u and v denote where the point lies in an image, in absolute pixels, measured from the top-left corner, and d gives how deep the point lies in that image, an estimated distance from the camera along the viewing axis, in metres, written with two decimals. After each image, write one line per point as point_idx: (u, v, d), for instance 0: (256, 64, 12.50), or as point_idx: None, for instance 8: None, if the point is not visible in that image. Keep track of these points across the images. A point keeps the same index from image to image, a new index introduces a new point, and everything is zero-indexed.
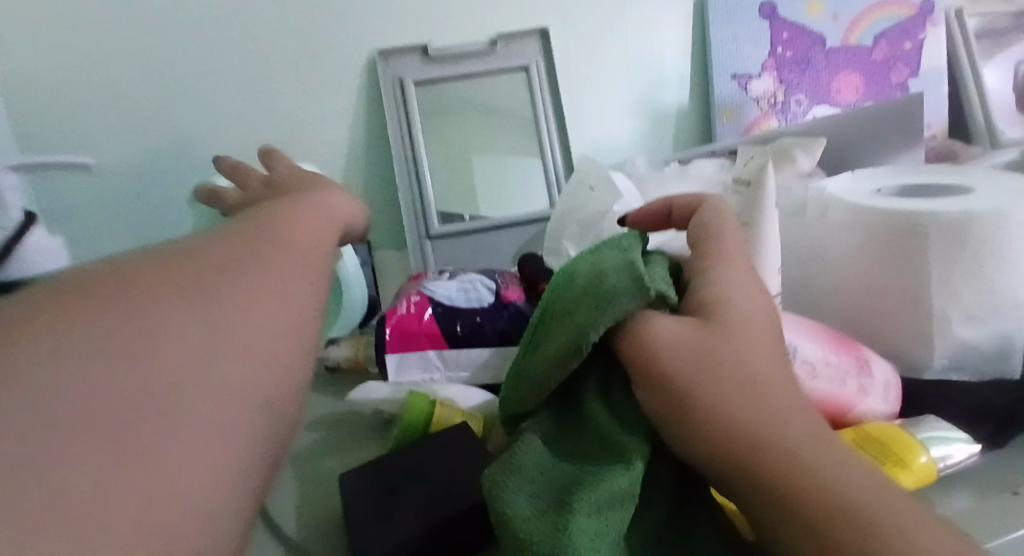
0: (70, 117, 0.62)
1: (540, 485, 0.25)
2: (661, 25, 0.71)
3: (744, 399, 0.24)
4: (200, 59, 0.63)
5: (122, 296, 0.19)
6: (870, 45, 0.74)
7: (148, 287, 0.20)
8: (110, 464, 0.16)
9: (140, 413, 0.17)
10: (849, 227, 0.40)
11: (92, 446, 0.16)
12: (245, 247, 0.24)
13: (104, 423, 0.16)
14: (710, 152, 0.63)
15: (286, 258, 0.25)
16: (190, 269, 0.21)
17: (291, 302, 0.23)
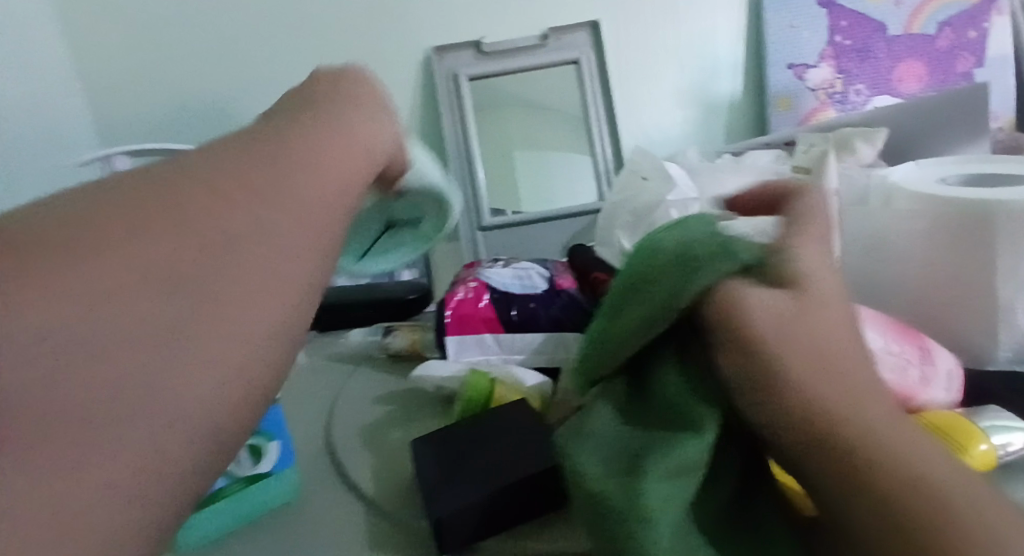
0: (151, 115, 0.67)
1: (613, 449, 0.26)
2: (715, 17, 0.71)
3: (826, 381, 0.24)
4: (266, 58, 0.67)
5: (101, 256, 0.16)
6: (932, 33, 0.72)
7: (115, 242, 0.17)
8: (50, 471, 0.14)
9: (121, 348, 0.16)
10: (913, 215, 0.39)
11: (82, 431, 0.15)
12: (306, 150, 0.22)
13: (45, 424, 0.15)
14: (765, 143, 0.63)
15: (343, 171, 0.23)
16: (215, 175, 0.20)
17: (302, 256, 0.20)
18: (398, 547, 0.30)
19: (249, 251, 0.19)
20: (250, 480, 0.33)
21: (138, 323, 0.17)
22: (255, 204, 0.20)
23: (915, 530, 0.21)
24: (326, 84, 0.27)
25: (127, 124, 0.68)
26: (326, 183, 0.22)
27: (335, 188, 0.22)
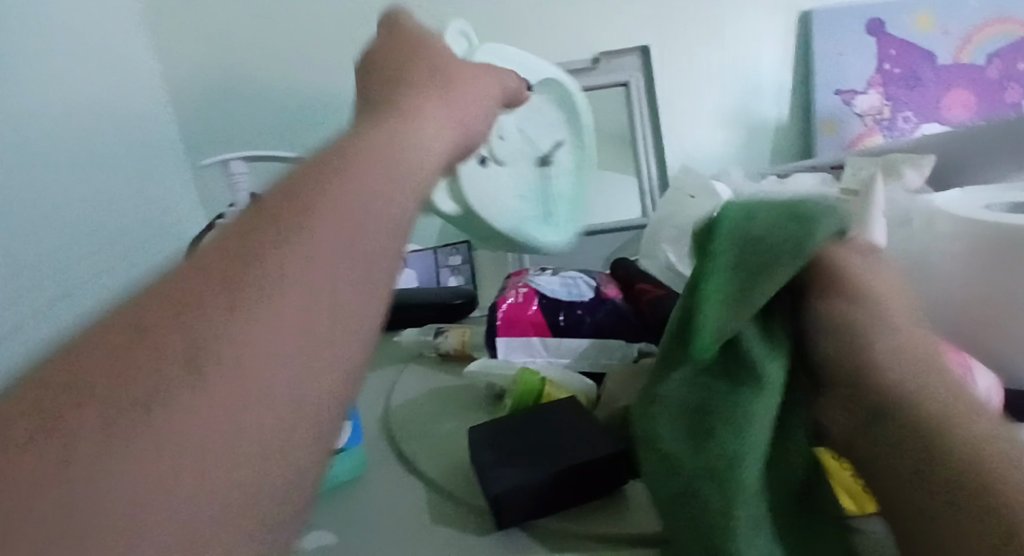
0: (229, 125, 0.73)
1: (678, 412, 0.32)
2: (763, 43, 0.73)
3: (887, 346, 0.29)
4: (336, 76, 0.72)
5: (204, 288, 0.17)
6: (983, 63, 0.73)
7: (218, 272, 0.17)
8: (201, 465, 0.14)
9: (229, 345, 0.16)
10: (957, 239, 0.41)
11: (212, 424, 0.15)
12: (375, 146, 0.24)
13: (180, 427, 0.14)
14: (810, 166, 0.64)
15: (406, 159, 0.25)
16: (298, 183, 0.21)
17: (365, 221, 0.21)
18: (458, 522, 0.33)
19: (322, 226, 0.19)
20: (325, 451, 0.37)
21: (243, 320, 0.17)
22: (327, 187, 0.21)
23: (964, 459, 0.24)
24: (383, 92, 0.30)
25: (210, 136, 0.75)
26: (387, 167, 0.23)
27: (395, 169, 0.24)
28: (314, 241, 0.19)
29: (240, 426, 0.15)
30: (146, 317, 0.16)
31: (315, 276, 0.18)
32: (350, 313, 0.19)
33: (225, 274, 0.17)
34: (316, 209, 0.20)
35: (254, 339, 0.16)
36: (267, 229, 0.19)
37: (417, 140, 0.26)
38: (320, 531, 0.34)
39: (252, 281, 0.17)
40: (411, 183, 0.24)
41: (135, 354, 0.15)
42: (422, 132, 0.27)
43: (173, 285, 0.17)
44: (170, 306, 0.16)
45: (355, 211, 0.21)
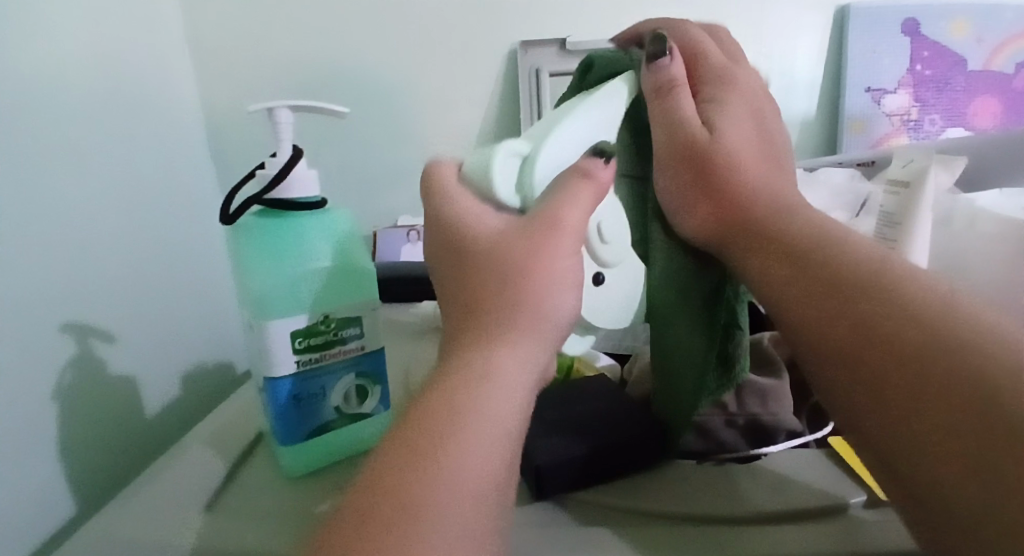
0: (248, 78, 0.70)
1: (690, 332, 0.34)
2: (798, 37, 0.72)
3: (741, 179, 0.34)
4: (360, 40, 0.69)
5: (426, 420, 0.24)
6: (1012, 72, 0.73)
7: (432, 411, 0.24)
8: (468, 524, 0.21)
9: (455, 451, 0.23)
10: (1002, 238, 0.41)
11: (461, 494, 0.22)
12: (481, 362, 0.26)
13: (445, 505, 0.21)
14: (838, 162, 0.61)
15: (515, 351, 0.26)
16: (467, 322, 0.28)
17: (522, 339, 0.27)
18: None
19: (490, 353, 0.26)
20: (352, 416, 0.36)
21: (456, 433, 0.23)
22: (487, 319, 0.27)
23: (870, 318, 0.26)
24: (460, 267, 0.29)
25: (225, 83, 0.70)
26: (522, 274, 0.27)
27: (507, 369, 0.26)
28: (467, 413, 0.24)
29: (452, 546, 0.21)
30: (385, 474, 0.22)
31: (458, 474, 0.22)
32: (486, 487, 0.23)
33: (393, 481, 0.22)
34: (441, 431, 0.23)
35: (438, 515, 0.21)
36: (461, 369, 0.26)
37: (512, 327, 0.27)
38: None
39: (450, 403, 0.24)
40: (555, 282, 0.28)
41: (374, 509, 0.21)
42: (526, 329, 0.27)
43: (407, 422, 0.24)
44: (384, 471, 0.22)
45: (478, 419, 0.24)
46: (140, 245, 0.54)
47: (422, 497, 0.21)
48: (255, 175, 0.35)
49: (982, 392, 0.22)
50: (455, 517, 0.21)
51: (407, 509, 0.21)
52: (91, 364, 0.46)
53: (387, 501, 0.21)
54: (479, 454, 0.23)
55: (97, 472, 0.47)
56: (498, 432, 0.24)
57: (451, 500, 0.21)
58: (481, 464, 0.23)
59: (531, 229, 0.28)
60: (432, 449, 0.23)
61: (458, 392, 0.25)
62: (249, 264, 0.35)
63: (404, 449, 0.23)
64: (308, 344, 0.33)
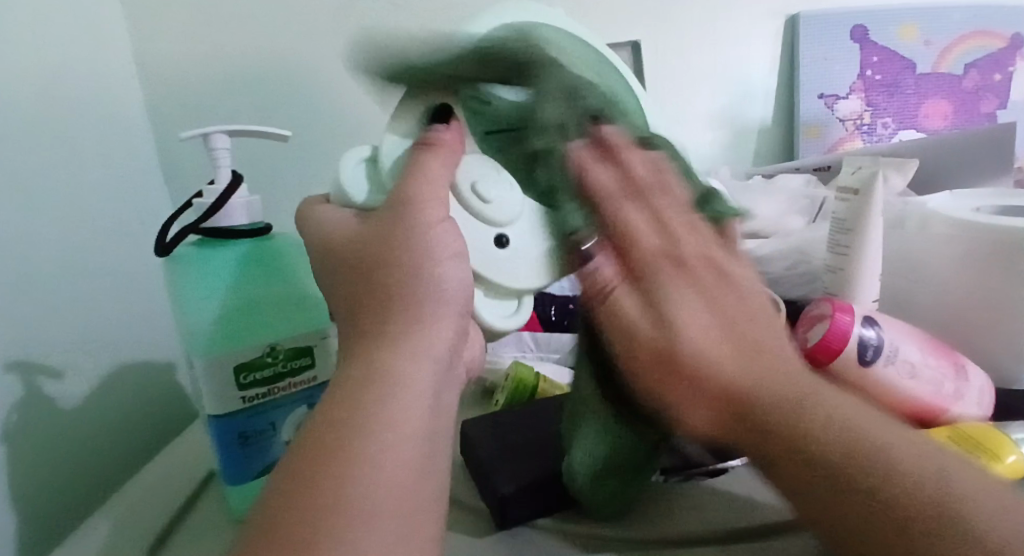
0: (200, 99, 0.68)
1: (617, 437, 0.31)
2: (751, 45, 0.73)
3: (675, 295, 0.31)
4: (315, 58, 0.67)
5: (331, 414, 0.23)
6: (959, 74, 0.75)
7: (336, 404, 0.24)
8: (392, 505, 0.22)
9: (363, 439, 0.23)
10: (952, 240, 0.41)
11: (376, 478, 0.22)
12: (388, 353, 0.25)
13: (365, 498, 0.21)
14: (795, 167, 0.61)
15: (408, 326, 0.26)
16: (357, 307, 0.27)
17: (412, 308, 0.27)
18: (463, 525, 0.32)
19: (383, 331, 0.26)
20: None
21: (360, 420, 0.23)
22: (377, 300, 0.27)
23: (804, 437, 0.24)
24: (357, 262, 0.28)
25: (177, 104, 0.68)
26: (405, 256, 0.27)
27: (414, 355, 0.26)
28: (369, 397, 0.24)
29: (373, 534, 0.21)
30: (297, 476, 0.22)
31: (377, 469, 0.22)
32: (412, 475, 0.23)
33: (308, 490, 0.21)
34: (347, 423, 0.23)
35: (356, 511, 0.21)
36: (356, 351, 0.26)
37: (407, 304, 0.27)
38: None
39: (349, 389, 0.24)
40: (439, 248, 0.28)
41: (289, 516, 0.20)
42: (418, 301, 0.27)
43: (312, 419, 0.24)
44: (297, 472, 0.22)
45: (381, 398, 0.24)
46: (89, 277, 0.52)
47: (337, 493, 0.21)
48: (193, 203, 0.34)
49: (897, 491, 0.22)
50: (376, 509, 0.21)
51: (320, 506, 0.21)
52: (35, 407, 0.44)
53: (301, 503, 0.21)
54: (388, 432, 0.23)
55: (45, 520, 0.44)
56: (407, 405, 0.24)
57: (370, 492, 0.22)
58: (393, 444, 0.23)
59: (406, 205, 0.28)
60: (339, 440, 0.23)
61: (355, 377, 0.25)
62: (193, 296, 0.34)
63: (313, 448, 0.23)
64: (254, 379, 0.32)
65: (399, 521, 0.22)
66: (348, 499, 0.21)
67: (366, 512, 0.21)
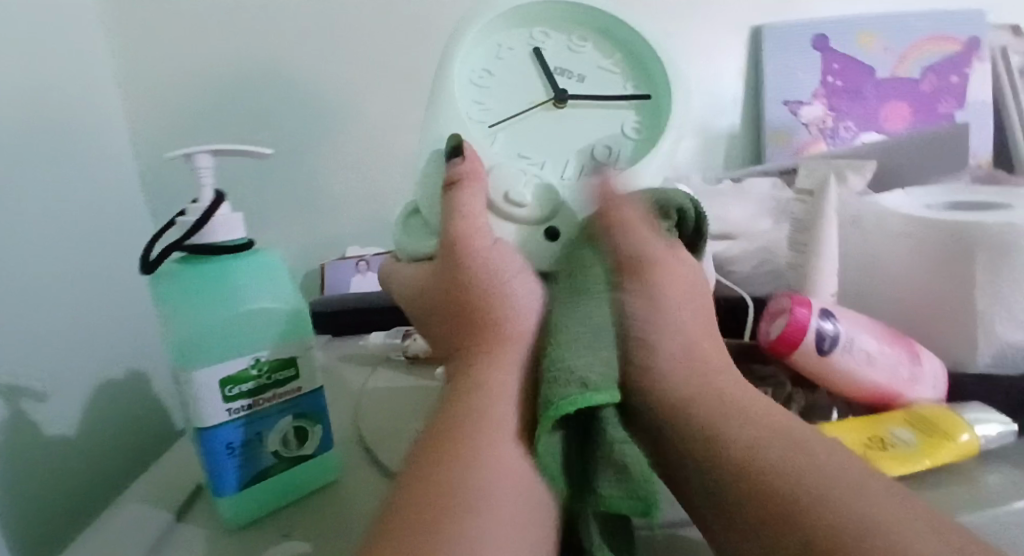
0: (181, 119, 0.69)
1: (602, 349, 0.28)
2: (716, 56, 0.76)
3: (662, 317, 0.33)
4: (295, 77, 0.69)
5: (462, 434, 0.27)
6: (917, 77, 0.78)
7: (457, 421, 0.28)
8: (519, 526, 0.25)
9: (493, 461, 0.26)
10: (904, 235, 0.44)
11: (503, 501, 0.25)
12: (481, 376, 0.31)
13: (493, 515, 0.24)
14: (762, 173, 0.63)
15: (528, 366, 0.32)
16: (476, 349, 0.33)
17: (524, 352, 0.32)
18: None
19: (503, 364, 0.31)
20: (293, 461, 0.36)
21: (493, 443, 0.27)
22: (496, 345, 0.33)
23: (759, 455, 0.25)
24: (472, 323, 0.34)
25: (157, 125, 0.69)
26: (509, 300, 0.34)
27: (502, 368, 0.31)
28: (495, 426, 0.28)
29: (495, 544, 0.23)
30: (428, 492, 0.24)
31: (485, 513, 0.24)
32: (527, 495, 0.26)
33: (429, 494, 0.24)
34: (481, 443, 0.27)
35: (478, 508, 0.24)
36: (478, 380, 0.30)
37: (525, 347, 0.33)
38: (294, 541, 0.33)
39: (483, 410, 0.28)
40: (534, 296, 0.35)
41: (422, 521, 0.23)
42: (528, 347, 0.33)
43: (442, 436, 0.27)
44: (433, 477, 0.25)
45: (505, 426, 0.28)
46: (70, 300, 0.53)
47: (474, 504, 0.24)
48: (177, 221, 0.35)
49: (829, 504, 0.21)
50: (500, 526, 0.24)
51: (462, 514, 0.23)
52: (23, 425, 0.45)
53: (441, 514, 0.23)
54: (510, 457, 0.27)
55: (35, 538, 0.45)
56: (529, 437, 0.29)
57: (496, 518, 0.24)
58: (516, 468, 0.27)
59: (466, 239, 0.35)
60: (466, 461, 0.26)
61: (472, 403, 0.29)
62: (174, 309, 0.34)
63: (438, 463, 0.26)
64: (239, 390, 0.33)
65: (516, 532, 0.24)
66: (483, 506, 0.24)
67: (496, 517, 0.24)
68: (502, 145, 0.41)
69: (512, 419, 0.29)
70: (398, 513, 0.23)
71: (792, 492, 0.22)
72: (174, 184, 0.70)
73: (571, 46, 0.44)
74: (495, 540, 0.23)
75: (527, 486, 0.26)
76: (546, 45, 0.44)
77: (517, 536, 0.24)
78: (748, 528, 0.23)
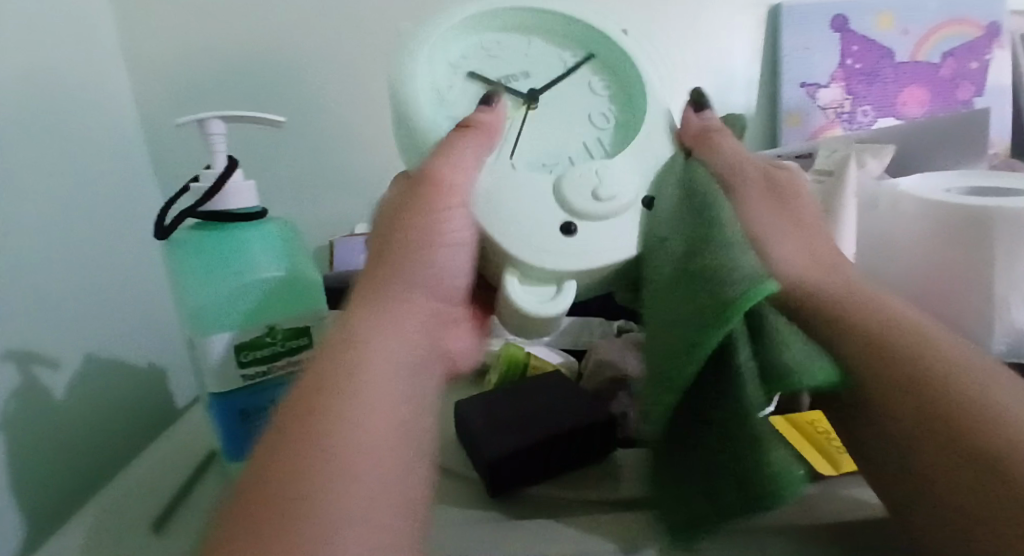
0: (189, 88, 0.68)
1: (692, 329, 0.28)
2: (733, 35, 0.75)
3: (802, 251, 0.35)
4: (304, 48, 0.68)
5: (332, 401, 0.27)
6: (937, 61, 0.77)
7: (330, 386, 0.28)
8: (386, 493, 0.25)
9: (365, 432, 0.26)
10: (921, 219, 0.43)
11: (365, 472, 0.25)
12: (369, 336, 0.31)
13: (358, 484, 0.24)
14: (777, 155, 0.63)
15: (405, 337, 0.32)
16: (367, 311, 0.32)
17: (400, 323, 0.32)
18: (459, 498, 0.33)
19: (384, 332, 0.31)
20: None
21: (367, 412, 0.27)
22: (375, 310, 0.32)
23: (922, 387, 0.28)
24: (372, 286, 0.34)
25: (165, 95, 0.68)
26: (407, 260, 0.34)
27: (392, 336, 0.32)
28: (366, 396, 0.28)
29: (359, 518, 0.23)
30: (285, 463, 0.24)
31: (350, 486, 0.24)
32: (391, 466, 0.26)
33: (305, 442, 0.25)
34: (345, 411, 0.26)
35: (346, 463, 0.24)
36: (361, 345, 0.30)
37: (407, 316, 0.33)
38: None
39: (356, 377, 0.28)
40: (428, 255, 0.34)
41: (273, 499, 0.22)
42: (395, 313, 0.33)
43: (308, 399, 0.27)
44: (290, 449, 0.25)
45: (374, 395, 0.28)
46: (79, 269, 0.52)
47: (333, 476, 0.24)
48: (191, 188, 0.35)
49: (980, 429, 0.25)
50: (360, 497, 0.24)
51: (323, 488, 0.23)
52: (34, 391, 0.45)
53: (294, 488, 0.23)
54: (380, 427, 0.27)
55: (49, 501, 0.45)
56: (399, 408, 0.29)
57: (362, 488, 0.24)
58: (385, 438, 0.27)
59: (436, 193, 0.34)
60: (327, 431, 0.25)
61: (357, 369, 0.29)
62: (192, 282, 0.35)
63: (300, 431, 0.25)
64: (253, 357, 0.33)
65: (379, 503, 0.24)
66: (347, 479, 0.24)
67: (356, 487, 0.24)
68: (531, 166, 0.37)
69: (387, 390, 0.29)
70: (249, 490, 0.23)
71: (939, 375, 0.28)
72: (182, 154, 0.69)
73: (490, 44, 0.40)
74: (355, 512, 0.23)
75: (393, 457, 0.26)
76: (470, 65, 0.40)
77: (386, 508, 0.24)
78: (904, 410, 0.28)
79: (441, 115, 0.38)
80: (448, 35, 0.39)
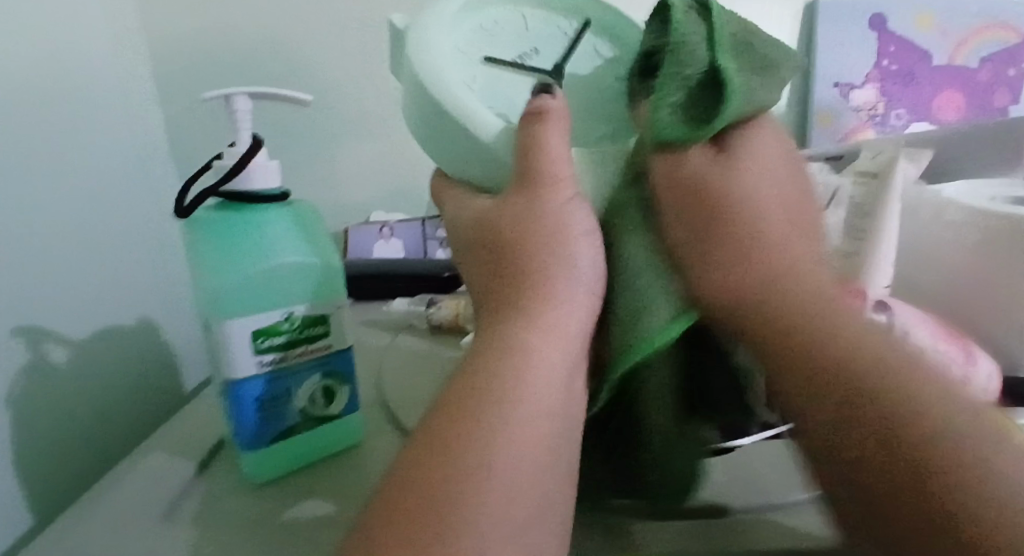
0: (212, 67, 0.68)
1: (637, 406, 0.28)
2: (764, 30, 0.73)
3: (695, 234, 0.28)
4: (329, 30, 0.67)
5: (476, 399, 0.22)
6: (975, 66, 0.74)
7: (480, 379, 0.23)
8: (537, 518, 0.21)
9: (522, 438, 0.21)
10: (964, 227, 0.41)
11: (515, 493, 0.20)
12: (526, 336, 0.24)
13: (501, 509, 0.20)
14: (808, 156, 0.61)
15: (573, 316, 0.26)
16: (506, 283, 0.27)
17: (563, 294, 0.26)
18: None
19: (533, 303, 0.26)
20: (321, 419, 0.35)
21: (526, 415, 0.22)
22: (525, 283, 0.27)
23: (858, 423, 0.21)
24: (503, 260, 0.28)
25: (187, 72, 0.67)
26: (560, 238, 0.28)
27: (551, 336, 0.25)
28: (529, 393, 0.23)
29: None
30: (416, 482, 0.20)
31: (498, 515, 0.20)
32: (550, 476, 0.22)
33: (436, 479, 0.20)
34: (498, 413, 0.22)
35: (478, 505, 0.19)
36: (511, 327, 0.25)
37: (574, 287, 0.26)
38: (319, 500, 0.32)
39: (505, 366, 0.23)
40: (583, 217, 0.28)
41: (404, 519, 0.19)
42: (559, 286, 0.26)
43: (460, 397, 0.23)
44: (431, 460, 0.21)
45: (538, 385, 0.23)
46: (95, 243, 0.52)
47: (480, 506, 0.19)
48: (213, 165, 0.34)
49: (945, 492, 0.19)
50: (507, 526, 0.20)
51: (473, 517, 0.19)
52: (46, 368, 0.44)
53: (429, 519, 0.19)
54: (544, 434, 0.22)
55: (56, 480, 0.44)
56: (561, 398, 0.23)
57: (506, 516, 0.20)
58: (541, 447, 0.22)
59: (543, 187, 0.28)
60: (471, 439, 0.21)
61: (507, 359, 0.23)
62: (212, 258, 0.33)
63: (445, 436, 0.21)
64: (271, 344, 0.32)
65: (524, 533, 0.20)
66: (497, 506, 0.20)
67: (505, 516, 0.20)
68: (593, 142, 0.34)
69: (553, 378, 0.24)
70: (382, 513, 0.20)
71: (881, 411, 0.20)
72: (202, 133, 0.68)
73: (485, 27, 0.36)
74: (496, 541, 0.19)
75: (554, 465, 0.22)
76: (481, 50, 0.35)
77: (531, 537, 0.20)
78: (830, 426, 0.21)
79: (484, 105, 0.31)
80: (447, 28, 0.34)
